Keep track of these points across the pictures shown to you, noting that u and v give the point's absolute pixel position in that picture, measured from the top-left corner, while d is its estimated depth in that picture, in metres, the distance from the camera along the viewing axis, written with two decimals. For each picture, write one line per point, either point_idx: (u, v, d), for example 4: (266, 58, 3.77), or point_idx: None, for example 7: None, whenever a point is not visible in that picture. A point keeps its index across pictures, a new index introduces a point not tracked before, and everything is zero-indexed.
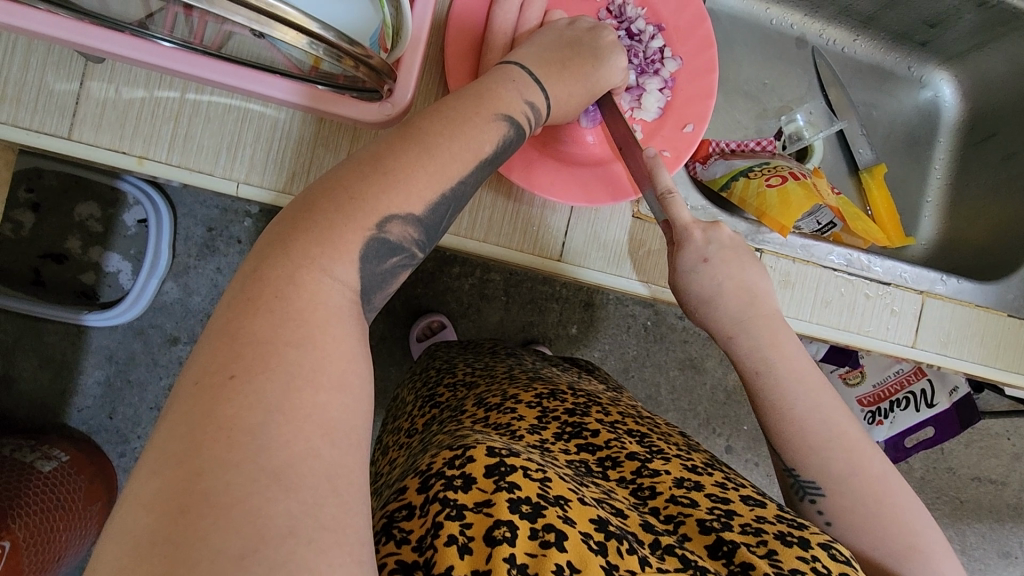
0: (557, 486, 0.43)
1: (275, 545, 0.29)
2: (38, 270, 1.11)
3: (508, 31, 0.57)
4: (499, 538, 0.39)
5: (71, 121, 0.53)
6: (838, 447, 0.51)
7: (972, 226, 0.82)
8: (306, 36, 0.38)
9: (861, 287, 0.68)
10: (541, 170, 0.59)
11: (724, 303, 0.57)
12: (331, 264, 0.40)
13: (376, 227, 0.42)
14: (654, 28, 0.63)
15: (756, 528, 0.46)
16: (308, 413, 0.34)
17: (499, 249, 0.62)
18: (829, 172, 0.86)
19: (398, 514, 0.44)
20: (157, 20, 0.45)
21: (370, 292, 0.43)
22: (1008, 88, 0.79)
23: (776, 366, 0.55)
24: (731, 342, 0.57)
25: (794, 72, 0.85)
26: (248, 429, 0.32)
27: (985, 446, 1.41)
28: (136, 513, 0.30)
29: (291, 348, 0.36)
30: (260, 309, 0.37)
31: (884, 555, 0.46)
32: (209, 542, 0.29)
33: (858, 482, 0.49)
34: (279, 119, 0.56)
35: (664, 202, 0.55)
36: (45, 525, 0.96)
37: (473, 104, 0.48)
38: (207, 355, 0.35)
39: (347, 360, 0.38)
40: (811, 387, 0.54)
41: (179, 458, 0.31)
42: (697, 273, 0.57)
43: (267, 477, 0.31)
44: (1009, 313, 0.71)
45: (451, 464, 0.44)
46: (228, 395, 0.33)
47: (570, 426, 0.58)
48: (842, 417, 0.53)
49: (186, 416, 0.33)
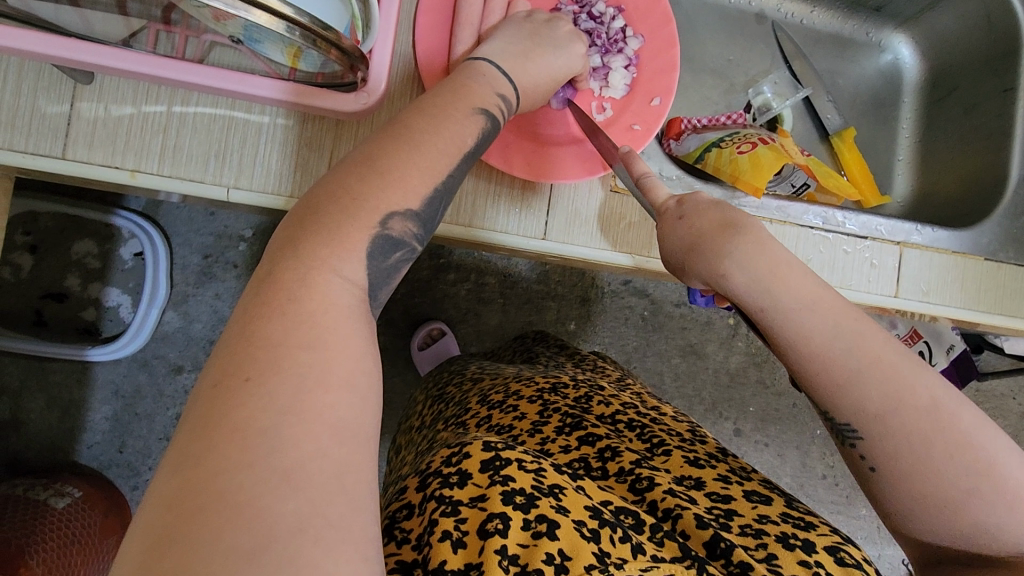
0: (551, 475, 0.46)
1: (286, 543, 0.31)
2: (40, 310, 1.13)
3: (474, 21, 0.60)
4: (492, 530, 0.41)
5: (65, 141, 0.56)
6: (873, 378, 0.47)
7: (943, 179, 0.84)
8: (281, 20, 0.39)
9: (839, 243, 0.71)
10: (518, 154, 0.61)
11: (711, 245, 0.52)
12: (340, 264, 0.42)
13: (380, 224, 0.44)
14: (614, 10, 0.66)
15: (757, 530, 0.47)
16: (318, 413, 0.35)
17: (484, 233, 0.64)
18: (801, 139, 0.89)
19: (399, 514, 0.47)
20: (140, 39, 0.49)
21: (376, 288, 0.45)
22: (963, 46, 0.82)
23: (783, 301, 0.50)
24: (727, 283, 0.52)
25: (758, 46, 0.87)
26: (259, 431, 0.34)
27: (991, 408, 1.41)
28: (157, 510, 0.31)
29: (304, 351, 0.37)
30: (274, 313, 0.38)
31: (942, 502, 0.44)
32: (221, 539, 0.30)
33: (901, 418, 0.46)
34: (263, 124, 0.58)
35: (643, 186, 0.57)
36: (62, 560, 0.98)
37: (450, 99, 0.50)
38: (222, 362, 0.37)
39: (355, 359, 0.39)
40: (829, 316, 0.49)
41: (196, 458, 0.33)
42: (675, 229, 0.54)
43: (276, 477, 0.32)
44: (986, 257, 0.74)
45: (448, 462, 0.47)
46: (245, 399, 0.35)
47: (570, 417, 0.59)
48: (877, 345, 0.48)
49: (201, 419, 0.34)
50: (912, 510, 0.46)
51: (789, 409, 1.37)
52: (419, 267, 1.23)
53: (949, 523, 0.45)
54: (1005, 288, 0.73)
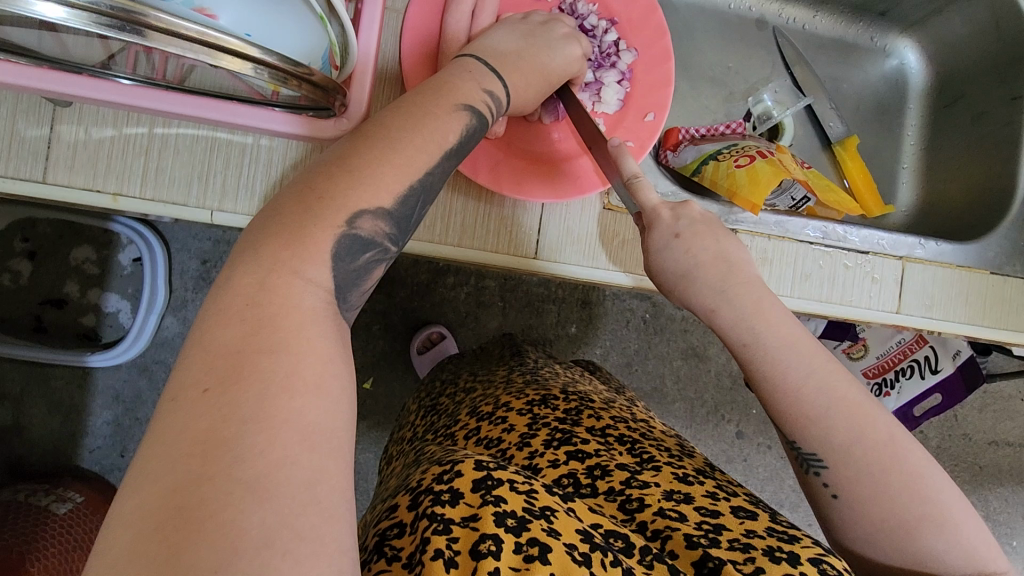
0: (542, 497, 0.45)
1: (251, 557, 0.30)
2: (40, 317, 1.13)
3: (462, 35, 0.58)
4: (484, 552, 0.41)
5: (45, 164, 0.55)
6: (840, 415, 0.48)
7: (950, 188, 0.82)
8: (249, 62, 0.39)
9: (839, 258, 0.69)
10: (507, 173, 0.60)
11: (701, 275, 0.55)
12: (305, 266, 0.41)
13: (346, 223, 0.43)
14: (607, 23, 0.64)
15: (744, 544, 0.46)
16: (284, 419, 0.34)
17: (473, 252, 0.63)
18: (802, 150, 0.87)
19: (390, 532, 0.46)
20: (119, 61, 0.48)
21: (345, 290, 0.43)
22: (970, 51, 0.80)
23: (762, 337, 0.52)
24: (715, 317, 0.55)
25: (759, 52, 0.85)
26: (223, 440, 0.33)
27: (999, 410, 1.39)
28: (123, 531, 0.31)
29: (267, 356, 0.36)
30: (235, 318, 0.37)
31: (897, 527, 0.45)
32: (185, 558, 0.29)
33: (863, 450, 0.47)
34: (246, 144, 0.57)
35: (632, 188, 0.55)
36: (64, 565, 0.97)
37: (432, 98, 0.49)
38: (187, 370, 0.36)
39: (326, 364, 0.38)
40: (802, 352, 0.51)
41: (160, 473, 0.32)
42: (669, 250, 0.55)
43: (241, 488, 0.32)
44: (992, 270, 0.72)
45: (439, 480, 0.46)
46: (206, 409, 0.34)
47: (559, 432, 0.58)
48: (843, 384, 0.50)
49: (167, 437, 0.33)
50: (868, 535, 0.46)
51: None
52: (417, 271, 1.22)
53: (904, 550, 0.45)
54: (1011, 304, 0.71)
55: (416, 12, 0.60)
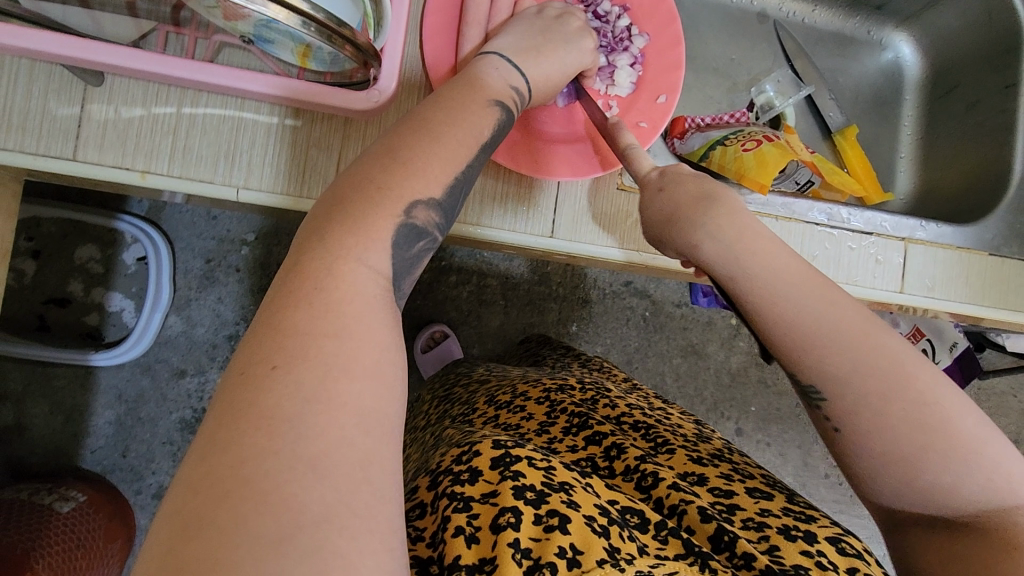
0: (561, 473, 0.46)
1: (311, 531, 0.31)
2: (43, 315, 1.13)
3: (482, 20, 0.60)
4: (504, 525, 0.42)
5: (75, 143, 0.56)
6: (832, 342, 0.48)
7: (947, 175, 0.84)
8: (298, 15, 0.39)
9: (844, 240, 0.71)
10: (524, 151, 0.62)
11: (687, 216, 0.55)
12: (366, 254, 0.42)
13: (404, 213, 0.44)
14: (619, 9, 0.66)
15: (759, 523, 0.47)
16: (341, 403, 0.35)
17: (491, 230, 0.64)
18: (805, 136, 0.89)
19: (412, 513, 0.48)
20: (151, 40, 0.51)
21: (399, 279, 0.45)
22: (962, 42, 0.83)
23: (750, 267, 0.52)
24: (698, 251, 0.54)
25: (760, 45, 0.88)
26: (285, 417, 0.34)
27: (992, 406, 1.42)
28: (184, 492, 0.32)
29: (330, 340, 0.37)
30: (300, 303, 0.38)
31: (897, 459, 0.45)
32: (248, 527, 0.30)
33: (859, 379, 0.47)
34: (272, 124, 0.58)
35: (627, 157, 0.58)
36: (67, 564, 0.98)
37: (467, 93, 0.51)
38: (249, 349, 0.37)
39: (379, 350, 0.39)
40: (793, 280, 0.51)
41: (222, 441, 0.33)
42: (654, 200, 0.57)
43: (303, 465, 0.33)
44: (990, 251, 0.74)
45: (460, 460, 0.48)
46: (268, 384, 0.35)
47: (577, 418, 0.60)
48: (838, 311, 0.49)
49: (225, 406, 0.35)
50: (873, 468, 0.47)
51: (791, 409, 1.38)
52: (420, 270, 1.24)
53: (913, 482, 0.45)
54: (1010, 283, 0.73)
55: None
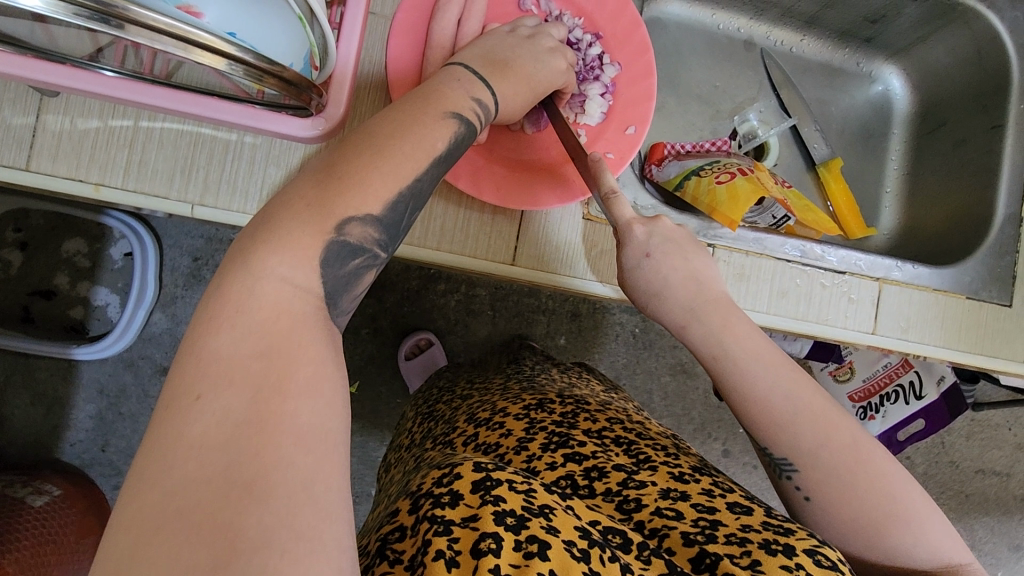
0: (541, 496, 0.45)
1: (249, 556, 0.30)
2: (27, 308, 1.13)
3: (447, 44, 0.59)
4: (485, 550, 0.40)
5: (30, 152, 0.55)
6: (806, 423, 0.50)
7: (930, 214, 0.82)
8: (225, 58, 0.39)
9: (817, 277, 0.70)
10: (488, 180, 0.61)
11: (673, 296, 0.57)
12: (291, 272, 0.41)
13: (335, 230, 0.43)
14: (591, 36, 0.65)
15: (741, 538, 0.45)
16: (277, 421, 0.35)
17: (451, 257, 0.63)
18: (787, 170, 0.88)
19: (391, 536, 0.46)
20: (106, 55, 0.48)
21: (336, 296, 0.43)
22: (952, 80, 0.81)
23: (731, 347, 0.53)
24: (686, 333, 0.56)
25: (746, 73, 0.87)
26: (216, 445, 0.33)
27: (986, 438, 1.39)
28: (117, 533, 0.31)
29: (257, 360, 0.36)
30: (220, 324, 0.37)
31: (864, 525, 0.46)
32: (183, 557, 0.30)
33: (829, 453, 0.49)
34: (230, 140, 0.58)
35: (609, 203, 0.56)
36: (36, 559, 0.95)
37: (422, 104, 0.49)
38: (179, 378, 0.36)
39: (314, 365, 0.38)
40: (769, 362, 0.53)
41: (152, 477, 0.32)
42: (641, 269, 0.57)
43: (239, 490, 0.32)
44: (968, 295, 0.72)
45: (439, 483, 0.46)
46: (193, 416, 0.34)
47: (557, 436, 0.58)
48: (809, 391, 0.51)
49: (151, 439, 0.34)
50: (841, 535, 0.48)
51: None
52: (410, 277, 1.23)
53: (878, 546, 0.46)
54: (986, 327, 0.72)
55: (403, 20, 0.61)
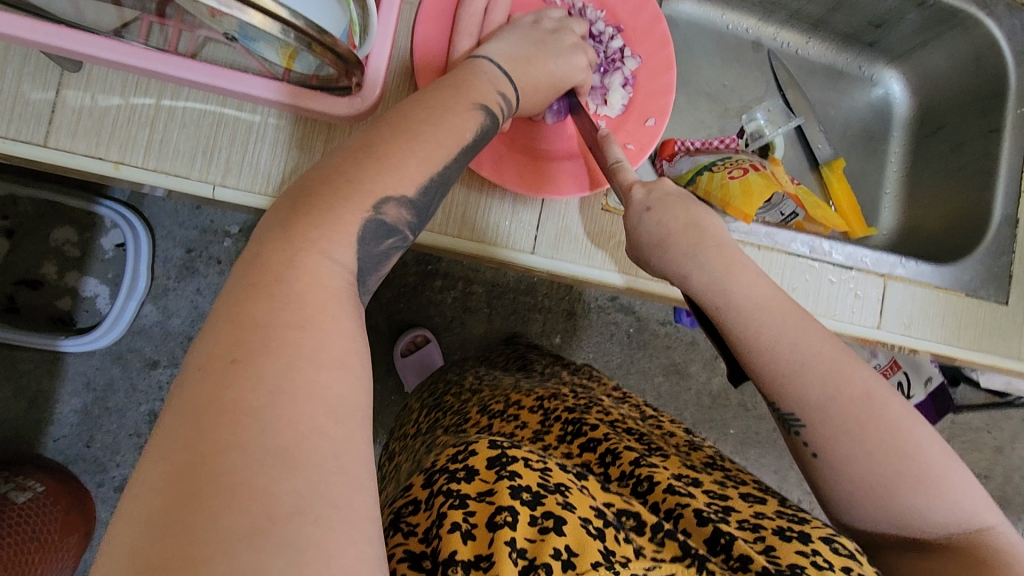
0: (556, 475, 0.45)
1: (284, 524, 0.29)
2: (13, 297, 1.10)
3: (474, 32, 0.59)
4: (501, 523, 0.40)
5: (48, 128, 0.55)
6: (813, 371, 0.50)
7: (929, 215, 0.85)
8: (277, 21, 0.38)
9: (824, 273, 0.71)
10: (510, 167, 0.61)
11: (675, 244, 0.56)
12: (331, 247, 0.41)
13: (374, 208, 0.43)
14: (613, 29, 0.66)
15: (755, 524, 0.46)
16: (311, 393, 0.34)
17: (471, 246, 0.64)
18: (792, 168, 0.90)
19: (405, 509, 0.46)
20: (132, 30, 0.48)
21: (366, 275, 0.43)
22: (951, 84, 0.84)
23: (735, 297, 0.53)
24: (688, 282, 0.56)
25: (752, 74, 0.89)
26: (252, 410, 0.32)
27: (966, 440, 1.43)
28: (147, 497, 0.30)
29: (295, 331, 0.35)
30: (260, 294, 0.37)
31: (874, 484, 0.47)
32: (218, 521, 0.29)
33: (839, 407, 0.49)
34: (253, 122, 0.57)
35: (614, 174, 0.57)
36: (17, 559, 0.94)
37: (450, 94, 0.50)
38: (211, 341, 0.35)
39: (346, 339, 0.37)
40: (775, 309, 0.52)
41: (185, 441, 0.31)
42: (641, 223, 0.56)
43: (272, 457, 0.31)
44: (967, 293, 0.74)
45: (455, 459, 0.46)
46: (230, 379, 0.33)
47: (571, 425, 0.58)
48: (817, 341, 0.51)
49: (189, 402, 0.33)
50: (851, 496, 0.48)
51: (768, 432, 1.38)
52: (406, 273, 1.22)
53: (892, 512, 0.46)
54: (985, 326, 0.74)
55: (431, 5, 0.61)
